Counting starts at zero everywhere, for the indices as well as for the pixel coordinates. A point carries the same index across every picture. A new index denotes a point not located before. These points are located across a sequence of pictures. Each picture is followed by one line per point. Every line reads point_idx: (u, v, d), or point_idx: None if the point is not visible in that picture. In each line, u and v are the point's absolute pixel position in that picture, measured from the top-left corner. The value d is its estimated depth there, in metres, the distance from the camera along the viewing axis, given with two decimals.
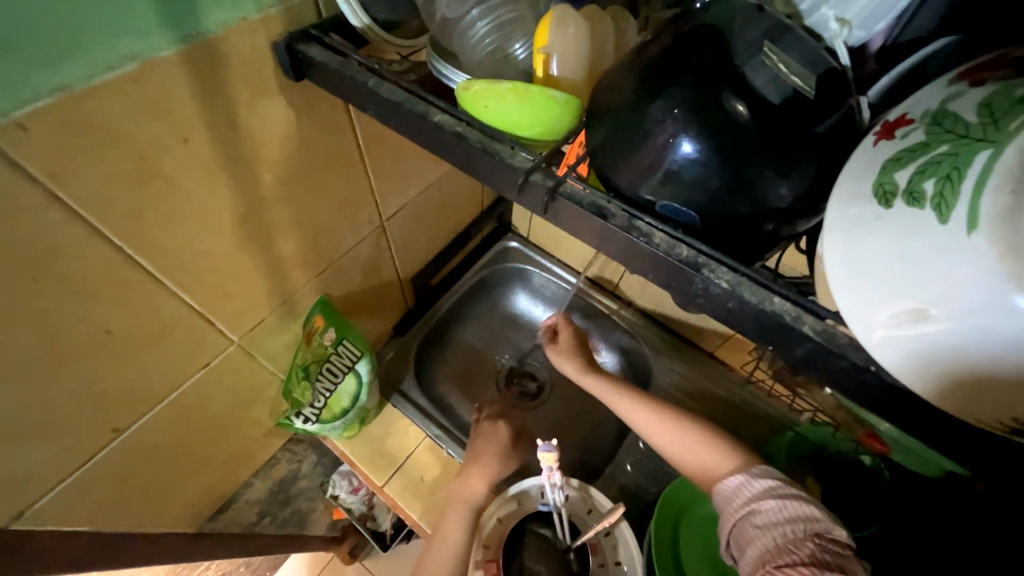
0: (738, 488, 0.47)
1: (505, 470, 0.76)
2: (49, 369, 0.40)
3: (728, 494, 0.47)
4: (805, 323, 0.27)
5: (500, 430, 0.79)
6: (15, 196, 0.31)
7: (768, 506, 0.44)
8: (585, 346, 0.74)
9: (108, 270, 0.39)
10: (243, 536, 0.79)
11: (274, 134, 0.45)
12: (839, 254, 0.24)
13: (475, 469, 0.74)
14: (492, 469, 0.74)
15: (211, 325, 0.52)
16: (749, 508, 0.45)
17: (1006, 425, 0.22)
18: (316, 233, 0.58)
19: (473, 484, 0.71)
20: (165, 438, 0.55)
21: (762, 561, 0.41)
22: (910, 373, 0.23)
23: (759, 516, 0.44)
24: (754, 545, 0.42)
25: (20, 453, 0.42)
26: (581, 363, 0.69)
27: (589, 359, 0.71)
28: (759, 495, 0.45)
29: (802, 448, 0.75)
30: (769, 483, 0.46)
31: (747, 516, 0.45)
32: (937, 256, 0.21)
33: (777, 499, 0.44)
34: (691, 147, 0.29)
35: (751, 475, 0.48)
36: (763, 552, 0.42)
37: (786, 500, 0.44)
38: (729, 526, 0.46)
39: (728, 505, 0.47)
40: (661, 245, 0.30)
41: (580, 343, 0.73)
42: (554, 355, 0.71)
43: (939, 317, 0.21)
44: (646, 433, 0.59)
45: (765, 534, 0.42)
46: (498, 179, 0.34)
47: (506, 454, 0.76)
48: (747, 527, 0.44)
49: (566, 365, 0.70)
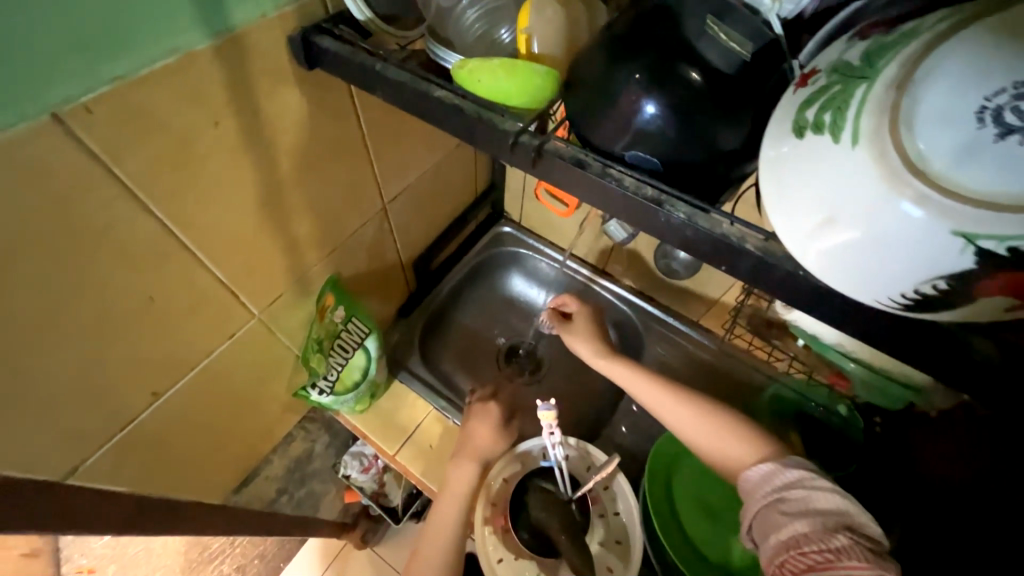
0: (767, 476, 0.49)
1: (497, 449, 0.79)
2: (102, 333, 0.45)
3: (757, 481, 0.50)
4: (748, 242, 0.33)
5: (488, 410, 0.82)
6: (78, 170, 0.36)
7: (799, 496, 0.46)
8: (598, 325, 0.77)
9: (152, 241, 0.44)
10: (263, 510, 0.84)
11: (290, 121, 0.51)
12: (772, 179, 0.30)
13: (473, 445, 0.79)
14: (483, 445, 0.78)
15: (237, 298, 0.57)
16: (777, 495, 0.47)
17: (903, 301, 0.27)
18: (328, 215, 0.64)
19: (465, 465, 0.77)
20: (196, 406, 0.60)
21: (786, 546, 0.44)
22: (827, 270, 0.29)
23: (788, 504, 0.46)
24: (780, 529, 0.45)
25: (79, 410, 0.47)
26: (593, 346, 0.73)
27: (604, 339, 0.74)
28: (791, 484, 0.48)
29: (785, 409, 0.85)
30: (801, 474, 0.48)
31: (775, 502, 0.47)
32: (835, 169, 0.26)
33: (808, 490, 0.46)
34: (654, 109, 0.35)
35: (782, 464, 0.50)
36: (790, 538, 0.44)
37: (818, 492, 0.46)
38: (754, 510, 0.48)
39: (757, 490, 0.49)
40: (630, 187, 0.35)
41: (591, 322, 0.77)
42: (570, 336, 0.74)
43: (840, 218, 0.27)
44: (657, 411, 0.64)
45: (793, 520, 0.45)
46: (492, 143, 0.39)
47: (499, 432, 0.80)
48: (773, 513, 0.46)
49: (583, 344, 0.74)
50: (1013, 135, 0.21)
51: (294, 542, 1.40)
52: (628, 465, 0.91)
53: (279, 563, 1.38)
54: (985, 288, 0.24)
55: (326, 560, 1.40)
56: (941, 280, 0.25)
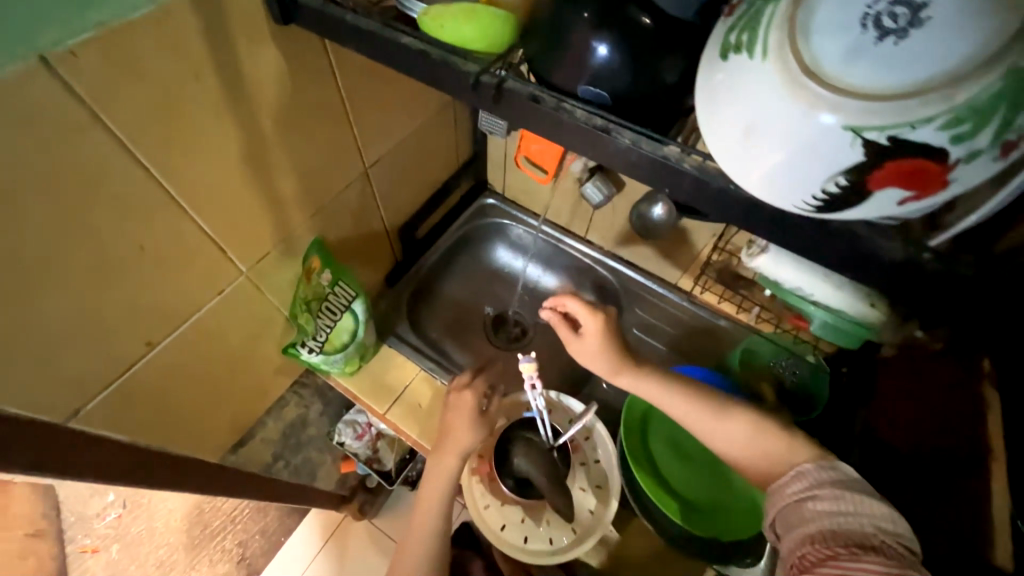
0: (802, 475, 0.51)
1: (476, 439, 0.76)
2: (98, 277, 0.47)
3: (790, 479, 0.52)
4: (685, 161, 0.36)
5: (463, 400, 0.78)
6: (67, 113, 0.39)
7: (831, 494, 0.47)
8: (618, 334, 0.69)
9: (141, 189, 0.47)
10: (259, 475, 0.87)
11: (269, 77, 0.53)
12: (706, 102, 0.33)
13: (451, 439, 0.76)
14: (462, 437, 0.76)
15: (224, 253, 0.59)
16: (809, 492, 0.49)
17: (815, 202, 0.31)
18: (310, 176, 0.66)
19: (446, 460, 0.75)
20: (190, 359, 0.63)
21: (808, 538, 0.45)
22: (751, 179, 0.32)
23: (819, 501, 0.47)
24: (805, 523, 0.47)
25: (78, 354, 0.50)
26: (611, 362, 0.67)
27: (618, 346, 0.68)
28: (825, 483, 0.49)
29: (754, 363, 0.91)
30: (837, 475, 0.49)
31: (805, 499, 0.49)
32: (751, 82, 0.29)
33: (843, 490, 0.47)
34: (606, 49, 0.38)
35: (821, 466, 0.51)
36: (813, 531, 0.45)
37: (853, 493, 0.46)
38: (784, 505, 0.50)
39: (790, 487, 0.51)
40: (581, 117, 0.38)
41: (610, 333, 0.68)
42: (580, 354, 0.68)
43: (758, 128, 0.30)
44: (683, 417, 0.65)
45: (821, 516, 0.46)
46: (455, 85, 0.42)
47: (477, 422, 0.77)
48: (802, 508, 0.48)
49: (602, 360, 0.68)
50: (890, 36, 0.24)
51: (292, 517, 1.42)
52: (609, 420, 0.95)
53: (280, 538, 1.41)
54: (877, 180, 0.27)
55: (325, 532, 1.41)
56: (841, 176, 0.28)
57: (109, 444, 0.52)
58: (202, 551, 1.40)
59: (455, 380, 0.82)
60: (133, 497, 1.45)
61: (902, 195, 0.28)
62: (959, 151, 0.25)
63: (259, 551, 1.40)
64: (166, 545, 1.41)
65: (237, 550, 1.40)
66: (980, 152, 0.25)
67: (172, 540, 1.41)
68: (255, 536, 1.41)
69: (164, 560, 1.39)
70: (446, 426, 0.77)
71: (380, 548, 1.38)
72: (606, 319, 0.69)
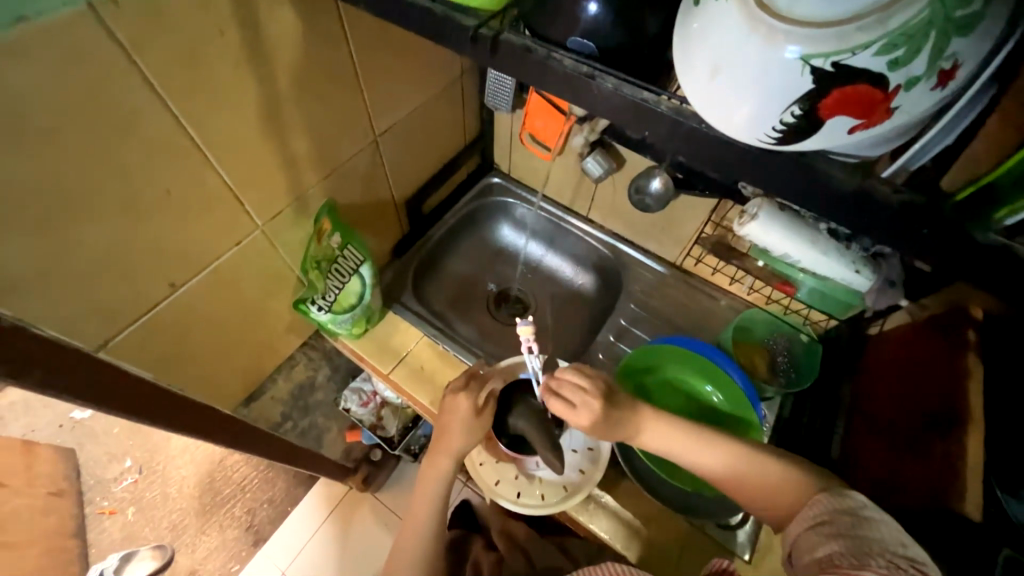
0: (817, 504, 0.50)
1: (469, 442, 0.73)
2: (129, 216, 0.52)
3: (805, 509, 0.51)
4: (662, 104, 0.39)
5: (457, 406, 0.74)
6: (108, 58, 0.43)
7: (841, 520, 0.46)
8: (618, 404, 0.62)
9: (170, 135, 0.51)
10: (275, 439, 0.91)
11: (287, 39, 0.57)
12: (681, 46, 0.36)
13: (445, 442, 0.73)
14: (455, 441, 0.73)
15: (241, 205, 0.64)
16: (821, 520, 0.48)
17: (774, 135, 0.34)
18: (323, 138, 0.70)
19: (440, 463, 0.73)
20: (206, 306, 0.68)
21: (819, 563, 0.44)
22: (718, 116, 0.35)
23: (830, 527, 0.47)
24: (816, 549, 0.46)
25: (109, 287, 0.55)
26: (621, 432, 0.62)
27: (622, 412, 0.62)
28: (840, 509, 0.47)
29: (748, 335, 0.91)
30: (850, 502, 0.47)
31: (818, 526, 0.48)
32: (718, 23, 0.32)
33: (852, 515, 0.46)
34: (596, 6, 0.42)
35: (834, 494, 0.49)
36: (824, 556, 0.45)
37: (861, 518, 0.45)
38: (799, 534, 0.49)
39: (803, 516, 0.50)
40: (569, 66, 0.42)
41: (610, 409, 0.61)
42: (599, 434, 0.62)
43: (722, 66, 0.33)
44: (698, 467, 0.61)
45: (828, 540, 0.46)
46: (455, 39, 0.46)
47: (470, 427, 0.73)
48: (814, 535, 0.47)
49: (615, 437, 0.63)
50: None
51: (299, 487, 1.46)
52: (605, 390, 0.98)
53: (287, 508, 1.45)
54: (825, 109, 0.31)
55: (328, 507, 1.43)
56: (795, 106, 0.31)
57: (136, 377, 0.57)
58: (213, 516, 1.45)
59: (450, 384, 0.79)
60: (150, 463, 1.52)
61: (852, 123, 0.31)
62: (896, 78, 0.28)
63: (266, 519, 1.44)
64: (178, 509, 1.47)
65: (245, 517, 1.44)
66: (917, 79, 0.29)
67: (185, 505, 1.47)
68: (263, 505, 1.45)
69: (178, 522, 1.45)
70: (438, 429, 0.75)
71: (383, 520, 1.40)
72: (594, 409, 0.61)
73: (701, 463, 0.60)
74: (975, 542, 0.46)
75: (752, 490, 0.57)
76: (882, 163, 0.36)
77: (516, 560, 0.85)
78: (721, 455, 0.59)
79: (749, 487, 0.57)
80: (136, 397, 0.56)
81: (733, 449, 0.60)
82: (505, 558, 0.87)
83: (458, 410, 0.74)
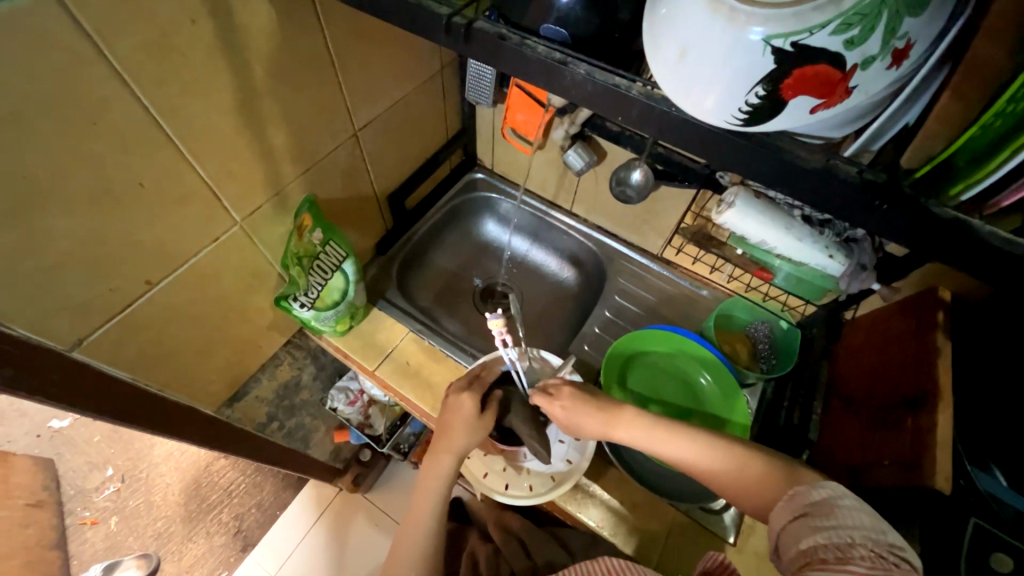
0: (797, 495, 0.48)
1: (469, 442, 0.71)
2: (100, 209, 0.51)
3: (786, 499, 0.49)
4: (634, 88, 0.40)
5: (454, 405, 0.72)
6: (74, 47, 0.43)
7: (824, 513, 0.45)
8: (591, 399, 0.67)
9: (142, 127, 0.50)
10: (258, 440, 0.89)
11: (262, 29, 0.57)
12: (649, 32, 0.37)
13: (440, 443, 0.71)
14: (450, 442, 0.71)
15: (218, 199, 0.63)
16: (802, 512, 0.47)
17: (741, 116, 0.34)
18: (300, 130, 0.70)
19: (436, 463, 0.71)
20: (185, 302, 0.67)
21: (805, 558, 0.43)
22: (688, 99, 0.36)
23: (814, 520, 0.45)
24: (800, 542, 0.45)
25: (80, 282, 0.53)
26: (600, 425, 0.65)
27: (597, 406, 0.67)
28: (817, 500, 0.47)
29: (729, 324, 0.92)
30: (831, 493, 0.46)
31: (801, 519, 0.47)
32: (683, 9, 0.33)
33: (833, 507, 0.45)
34: None
35: (813, 485, 0.48)
36: (808, 550, 0.44)
37: (842, 510, 0.44)
38: (781, 526, 0.48)
39: (784, 507, 0.49)
40: (541, 52, 0.42)
41: (580, 403, 0.66)
42: (574, 430, 0.68)
43: (688, 50, 0.33)
44: (682, 461, 0.61)
45: (813, 533, 0.44)
46: (428, 28, 0.46)
47: (469, 426, 0.71)
48: (797, 527, 0.46)
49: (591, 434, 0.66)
50: None
51: (288, 491, 1.44)
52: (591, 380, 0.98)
53: (276, 512, 1.42)
54: (787, 89, 0.32)
55: (321, 508, 1.41)
56: (759, 87, 0.32)
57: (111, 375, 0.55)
58: (200, 523, 1.42)
59: (449, 385, 0.77)
60: (132, 471, 1.49)
61: (813, 103, 0.32)
62: (853, 57, 0.29)
63: (254, 525, 1.42)
64: (163, 517, 1.44)
65: (233, 523, 1.42)
66: (873, 58, 0.30)
67: (170, 513, 1.44)
68: (251, 510, 1.43)
69: (162, 531, 1.42)
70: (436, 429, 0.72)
71: (376, 522, 1.39)
72: (565, 396, 0.67)
73: (684, 449, 0.61)
74: (947, 514, 0.48)
75: (735, 475, 0.57)
76: (847, 142, 0.38)
77: (512, 552, 0.86)
78: (704, 437, 0.61)
79: (728, 469, 0.58)
80: (110, 397, 0.55)
81: (712, 435, 0.61)
82: (501, 552, 0.87)
83: (454, 411, 0.72)
